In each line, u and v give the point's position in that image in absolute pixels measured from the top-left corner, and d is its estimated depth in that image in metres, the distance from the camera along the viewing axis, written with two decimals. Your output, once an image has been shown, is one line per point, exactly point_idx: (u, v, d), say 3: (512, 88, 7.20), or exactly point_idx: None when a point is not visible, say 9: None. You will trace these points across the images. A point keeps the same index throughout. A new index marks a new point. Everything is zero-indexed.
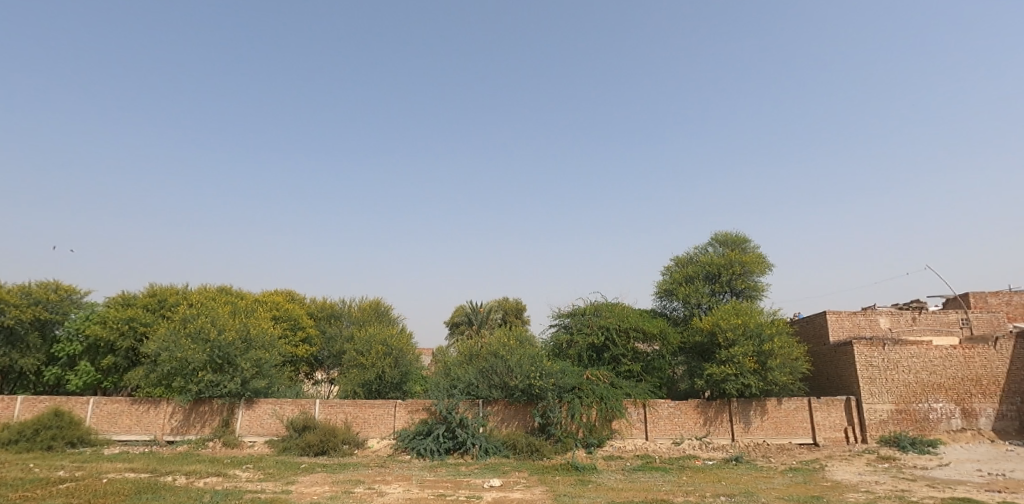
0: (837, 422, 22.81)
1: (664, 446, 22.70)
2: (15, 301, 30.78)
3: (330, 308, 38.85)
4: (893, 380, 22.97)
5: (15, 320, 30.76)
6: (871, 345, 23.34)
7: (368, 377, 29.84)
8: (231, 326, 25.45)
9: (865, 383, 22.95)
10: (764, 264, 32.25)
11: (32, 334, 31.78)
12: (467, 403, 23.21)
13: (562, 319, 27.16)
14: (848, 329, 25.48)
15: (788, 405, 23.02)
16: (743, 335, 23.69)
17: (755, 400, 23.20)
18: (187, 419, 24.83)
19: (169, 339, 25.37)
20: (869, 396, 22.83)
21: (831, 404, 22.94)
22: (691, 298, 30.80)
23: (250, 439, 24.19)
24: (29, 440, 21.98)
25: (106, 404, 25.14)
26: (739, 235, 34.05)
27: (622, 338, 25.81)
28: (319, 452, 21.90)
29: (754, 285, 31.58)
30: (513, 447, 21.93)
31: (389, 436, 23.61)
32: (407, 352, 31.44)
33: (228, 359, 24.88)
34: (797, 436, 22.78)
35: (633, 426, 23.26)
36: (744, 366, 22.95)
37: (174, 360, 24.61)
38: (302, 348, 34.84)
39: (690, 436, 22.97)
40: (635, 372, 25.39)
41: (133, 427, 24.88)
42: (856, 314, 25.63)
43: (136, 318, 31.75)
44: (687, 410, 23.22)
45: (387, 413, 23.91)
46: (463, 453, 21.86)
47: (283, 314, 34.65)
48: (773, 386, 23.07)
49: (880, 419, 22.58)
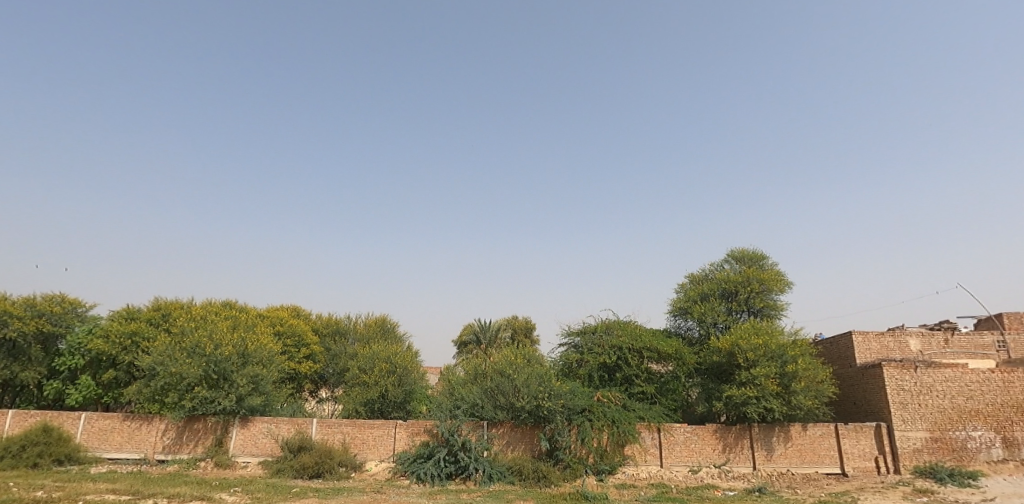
0: (867, 450, 21.29)
1: (680, 474, 21.27)
2: (17, 313, 30.26)
3: (336, 324, 37.96)
4: (926, 405, 21.45)
5: (18, 333, 30.17)
6: (902, 368, 21.89)
7: (371, 396, 28.79)
8: (228, 341, 24.55)
9: (897, 408, 21.45)
10: (783, 281, 30.83)
11: (34, 347, 31.17)
12: (471, 425, 21.96)
13: (572, 337, 25.99)
14: (875, 351, 23.97)
15: (814, 432, 21.56)
16: (764, 356, 22.36)
17: (778, 426, 21.75)
18: (180, 437, 23.80)
19: (165, 353, 24.56)
20: (901, 423, 21.29)
21: (860, 431, 21.44)
22: (706, 316, 29.49)
23: (244, 459, 23.08)
24: (15, 456, 21.13)
25: (97, 420, 24.24)
26: (756, 251, 32.67)
27: (635, 357, 24.59)
28: (315, 474, 20.83)
29: (773, 304, 30.14)
30: (519, 473, 20.67)
31: (388, 459, 22.39)
32: (412, 370, 30.29)
33: (225, 375, 24.03)
34: (823, 465, 21.26)
35: (646, 451, 21.86)
36: (766, 389, 21.60)
37: (170, 374, 23.81)
38: (304, 365, 33.87)
39: (708, 464, 21.51)
40: (649, 395, 24.05)
41: (125, 444, 23.92)
42: (883, 335, 24.15)
43: (138, 333, 31.05)
44: (704, 435, 21.81)
45: (387, 434, 22.74)
46: (465, 479, 20.68)
47: (287, 330, 33.75)
48: (797, 411, 21.67)
49: (913, 448, 21.02)
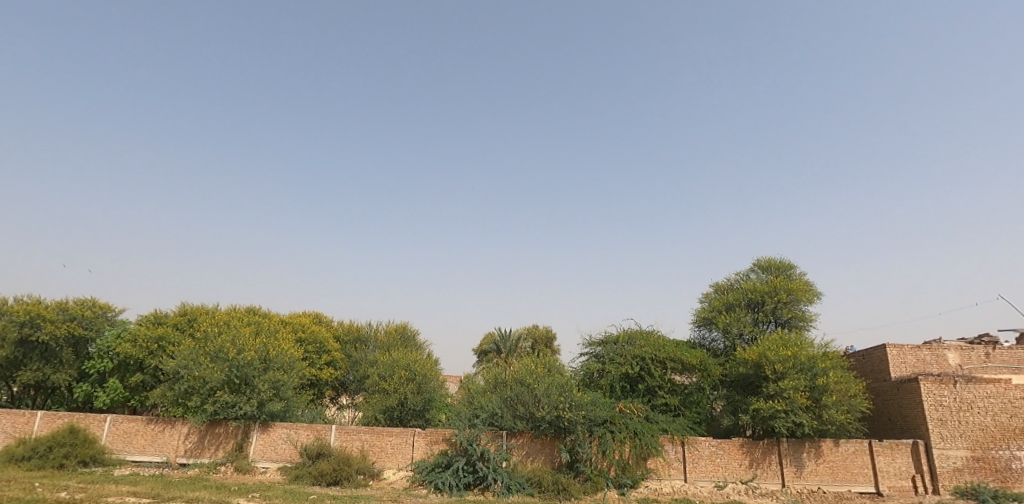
0: (903, 469, 20.35)
1: (705, 490, 20.61)
2: (51, 316, 31.01)
3: (357, 331, 38.11)
4: (967, 423, 20.46)
5: (50, 336, 30.91)
6: (940, 383, 20.93)
7: (390, 404, 28.68)
8: (251, 346, 24.70)
9: (935, 425, 20.51)
10: (812, 292, 29.90)
11: (65, 350, 31.83)
12: (490, 435, 21.64)
13: (593, 347, 25.55)
14: (911, 365, 22.99)
15: (847, 448, 20.70)
16: (793, 368, 21.61)
17: (808, 441, 20.96)
18: (201, 441, 23.95)
19: (189, 357, 24.81)
20: (940, 441, 20.33)
21: (895, 448, 20.52)
22: (731, 327, 28.74)
23: (263, 464, 23.09)
24: (42, 457, 21.48)
25: (122, 422, 24.57)
26: (783, 261, 31.79)
27: (658, 368, 24.03)
28: (332, 482, 20.73)
29: (802, 315, 29.22)
30: (538, 485, 20.23)
31: (406, 468, 22.16)
32: (432, 379, 30.08)
33: (246, 380, 24.15)
34: (857, 484, 20.39)
35: (670, 465, 21.24)
36: (796, 402, 20.84)
37: (193, 378, 24.06)
38: (325, 372, 33.96)
39: (734, 480, 20.79)
40: (672, 407, 23.43)
41: (148, 447, 24.16)
42: (919, 349, 23.16)
43: (165, 337, 31.55)
44: (730, 449, 21.11)
45: (405, 442, 22.54)
46: (484, 489, 20.34)
47: (309, 337, 33.92)
48: (828, 426, 20.85)
49: (953, 468, 20.03)
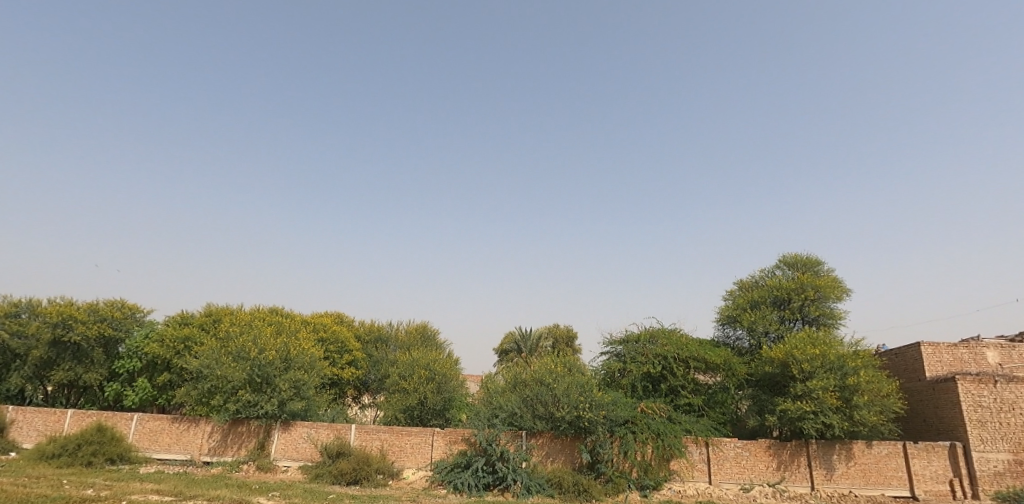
0: (940, 472, 19.53)
1: (731, 493, 20.05)
2: (82, 317, 31.72)
3: (378, 331, 38.25)
4: (1008, 425, 19.56)
5: (81, 336, 31.63)
6: (979, 383, 20.03)
7: (410, 403, 28.64)
8: (272, 346, 24.89)
9: (974, 427, 19.64)
10: (841, 289, 28.97)
11: (96, 350, 32.51)
12: (510, 435, 21.42)
13: (614, 346, 25.12)
14: (948, 364, 22.06)
15: (879, 450, 19.95)
16: (822, 367, 20.90)
17: (838, 443, 20.26)
18: (224, 440, 24.19)
19: (212, 357, 25.10)
20: (980, 444, 19.46)
21: (931, 450, 19.71)
22: (756, 325, 28.04)
23: (285, 463, 23.23)
24: (71, 455, 21.92)
25: (149, 421, 24.99)
26: (810, 257, 30.89)
27: (681, 367, 23.51)
28: (352, 481, 20.73)
29: (830, 312, 28.32)
30: (559, 486, 19.91)
31: (425, 467, 22.06)
32: (451, 378, 29.94)
33: (267, 379, 24.32)
34: (891, 487, 19.64)
35: (694, 467, 20.72)
36: (825, 403, 20.13)
37: (216, 377, 24.33)
38: (347, 371, 34.14)
39: (761, 482, 20.20)
40: (695, 407, 22.91)
41: (173, 445, 24.51)
42: (956, 347, 22.21)
43: (191, 337, 32.05)
44: (756, 451, 20.50)
45: (424, 442, 22.43)
46: (503, 490, 20.10)
47: (330, 336, 34.12)
48: (860, 427, 20.12)
49: (994, 471, 19.17)
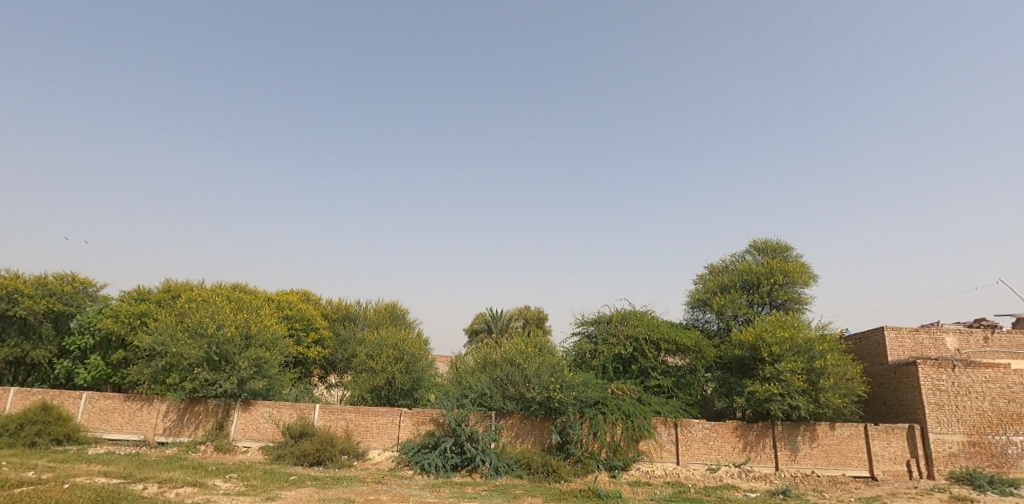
0: (898, 453, 20.04)
1: (698, 473, 20.17)
2: (29, 292, 29.95)
3: (345, 310, 37.39)
4: (963, 408, 20.15)
5: (28, 311, 29.87)
6: (939, 367, 20.53)
7: (378, 383, 28.07)
8: (231, 321, 23.84)
9: (932, 410, 20.17)
10: (808, 274, 29.36)
11: (45, 325, 30.80)
12: (479, 415, 21.11)
13: (586, 326, 24.94)
14: (909, 349, 22.57)
15: (842, 432, 20.34)
16: (790, 351, 21.09)
17: (802, 425, 20.55)
18: (180, 420, 23.20)
19: (166, 333, 23.93)
20: (937, 426, 20.00)
21: (891, 432, 20.18)
22: (725, 309, 28.25)
23: (245, 444, 22.47)
24: (13, 435, 20.72)
25: (99, 400, 23.79)
26: (780, 242, 31.20)
27: (652, 349, 23.52)
28: (315, 462, 20.12)
29: (797, 297, 28.70)
30: (527, 467, 19.72)
31: (391, 448, 21.59)
32: (420, 358, 29.35)
33: (227, 357, 23.36)
34: (851, 468, 20.07)
35: (662, 448, 20.78)
36: (792, 385, 20.37)
37: (171, 355, 23.24)
38: (313, 351, 33.25)
39: (727, 463, 20.39)
40: (665, 388, 22.99)
41: (125, 425, 23.43)
42: (917, 332, 22.72)
43: (147, 313, 30.63)
44: (724, 433, 20.66)
45: (391, 422, 21.93)
46: (471, 471, 19.79)
47: (295, 314, 33.05)
48: (825, 410, 20.45)
49: (949, 452, 19.75)
